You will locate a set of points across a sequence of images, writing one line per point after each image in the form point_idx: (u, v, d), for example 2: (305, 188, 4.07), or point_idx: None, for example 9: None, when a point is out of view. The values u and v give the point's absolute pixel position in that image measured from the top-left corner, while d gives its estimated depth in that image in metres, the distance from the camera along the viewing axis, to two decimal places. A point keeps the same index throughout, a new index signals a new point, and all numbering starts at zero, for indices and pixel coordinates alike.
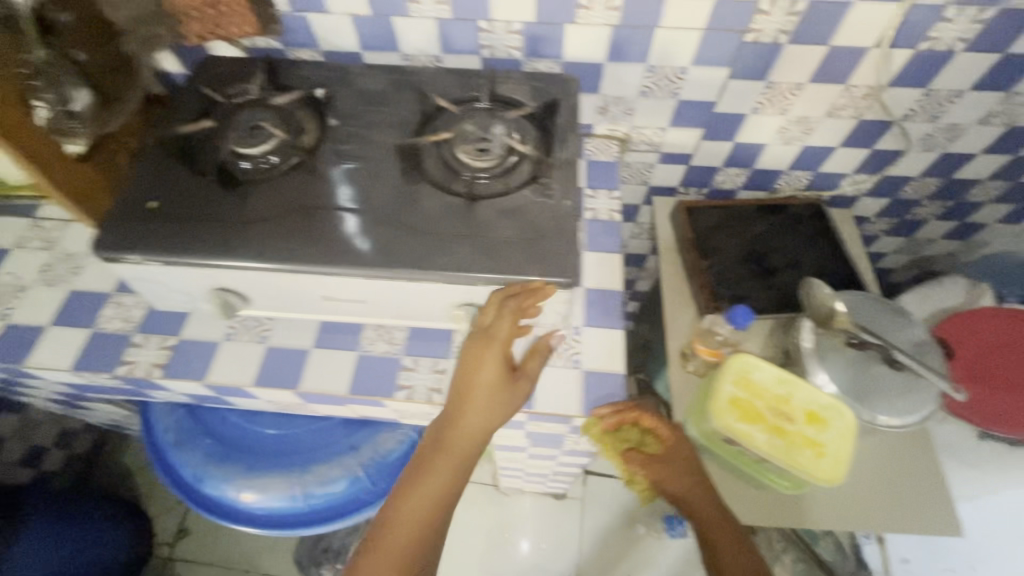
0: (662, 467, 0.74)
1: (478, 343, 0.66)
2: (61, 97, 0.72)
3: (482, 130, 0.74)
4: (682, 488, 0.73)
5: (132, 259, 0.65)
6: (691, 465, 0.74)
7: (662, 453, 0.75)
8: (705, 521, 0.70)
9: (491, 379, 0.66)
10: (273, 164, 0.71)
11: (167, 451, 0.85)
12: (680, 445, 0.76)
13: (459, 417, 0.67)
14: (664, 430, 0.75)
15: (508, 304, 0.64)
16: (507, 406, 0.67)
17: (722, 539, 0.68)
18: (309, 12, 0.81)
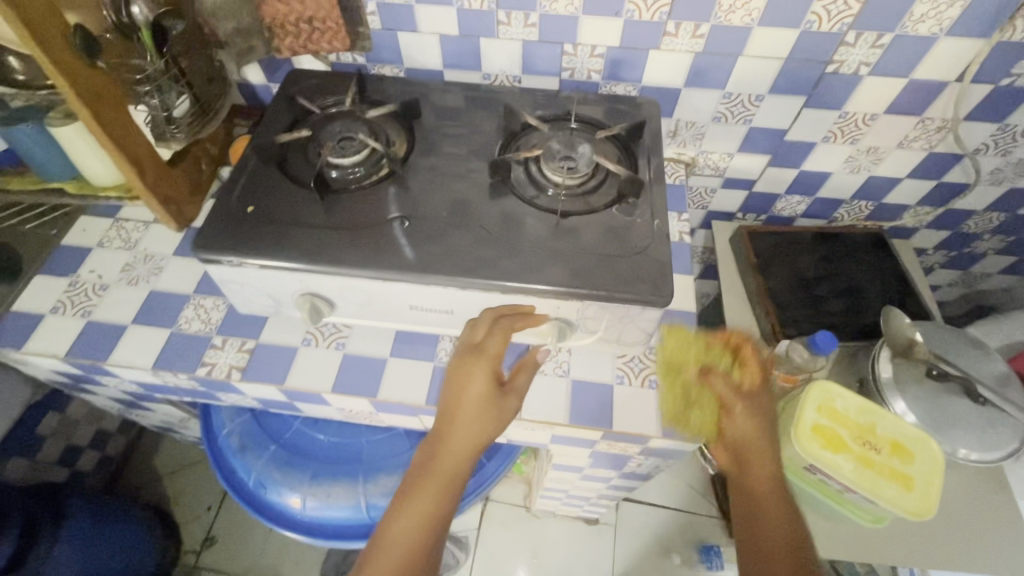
0: (739, 406, 0.65)
1: (467, 359, 0.63)
2: (163, 103, 0.74)
3: (568, 148, 0.75)
4: (751, 442, 0.63)
5: (228, 261, 0.66)
6: (771, 421, 0.65)
7: (748, 394, 0.66)
8: (760, 491, 0.60)
9: (477, 399, 0.62)
10: (366, 175, 0.73)
11: (230, 455, 0.85)
12: (767, 399, 0.66)
13: (447, 435, 0.62)
14: (756, 373, 0.67)
15: (503, 322, 0.64)
16: (495, 422, 0.62)
17: (770, 518, 0.59)
18: (398, 31, 0.83)
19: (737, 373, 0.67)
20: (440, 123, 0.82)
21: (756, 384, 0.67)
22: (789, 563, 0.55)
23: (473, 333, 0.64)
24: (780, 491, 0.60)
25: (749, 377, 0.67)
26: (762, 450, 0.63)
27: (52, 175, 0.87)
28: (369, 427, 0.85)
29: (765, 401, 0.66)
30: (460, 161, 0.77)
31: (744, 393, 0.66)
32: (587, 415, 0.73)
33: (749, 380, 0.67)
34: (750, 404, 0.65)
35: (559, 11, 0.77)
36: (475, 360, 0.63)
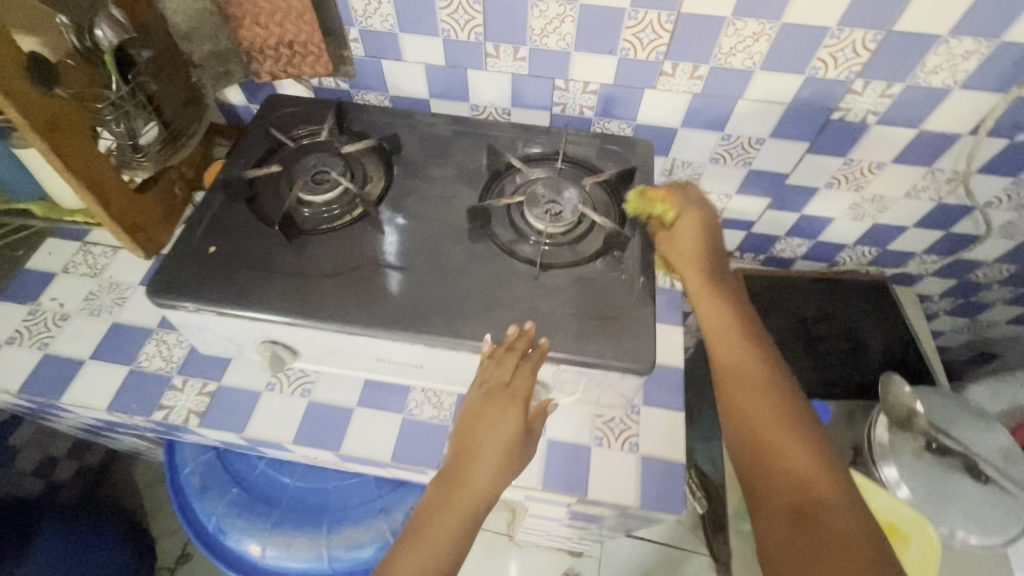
0: (687, 249, 0.65)
1: (497, 397, 0.58)
2: (129, 130, 0.71)
3: (553, 193, 0.70)
4: (703, 278, 0.63)
5: (185, 307, 0.62)
6: (718, 254, 0.66)
7: (695, 229, 0.66)
8: (725, 332, 0.59)
9: (505, 438, 0.57)
10: (338, 215, 0.69)
11: (192, 497, 0.81)
12: (711, 222, 0.67)
13: (468, 469, 0.56)
14: (700, 207, 0.67)
15: (524, 365, 0.59)
16: (520, 464, 0.58)
17: (743, 356, 0.57)
18: (382, 58, 0.79)
19: (683, 214, 0.66)
20: (422, 158, 0.78)
21: (702, 210, 0.67)
22: (767, 390, 0.55)
23: (499, 369, 0.58)
24: (746, 326, 0.60)
25: (691, 221, 0.66)
26: (718, 285, 0.62)
27: (18, 195, 0.83)
28: (336, 472, 0.82)
29: (711, 234, 0.66)
30: (439, 202, 0.73)
31: (688, 231, 0.66)
32: (562, 478, 0.69)
33: (695, 215, 0.66)
34: (700, 244, 0.65)
35: (550, 46, 0.73)
36: (506, 399, 0.58)
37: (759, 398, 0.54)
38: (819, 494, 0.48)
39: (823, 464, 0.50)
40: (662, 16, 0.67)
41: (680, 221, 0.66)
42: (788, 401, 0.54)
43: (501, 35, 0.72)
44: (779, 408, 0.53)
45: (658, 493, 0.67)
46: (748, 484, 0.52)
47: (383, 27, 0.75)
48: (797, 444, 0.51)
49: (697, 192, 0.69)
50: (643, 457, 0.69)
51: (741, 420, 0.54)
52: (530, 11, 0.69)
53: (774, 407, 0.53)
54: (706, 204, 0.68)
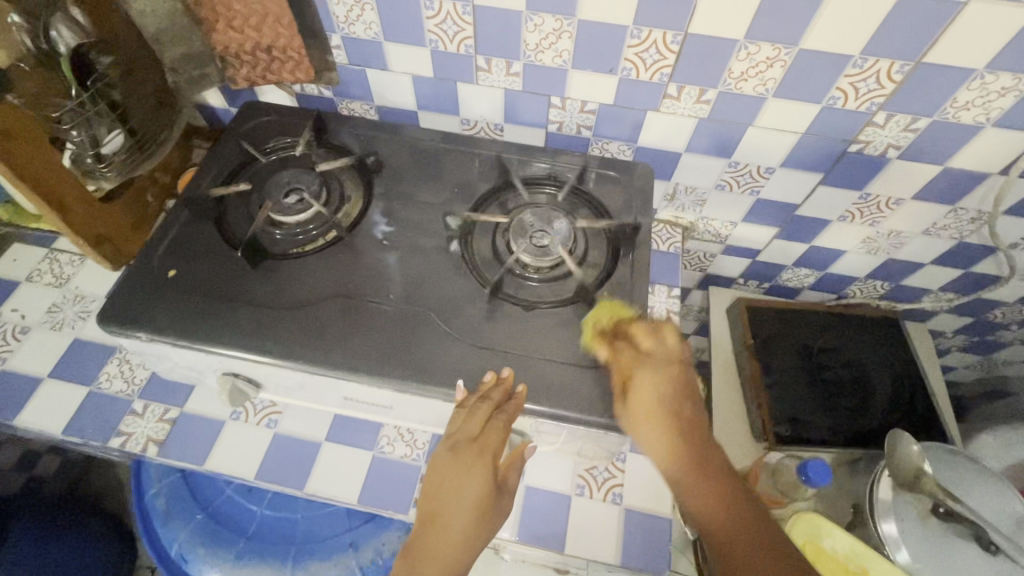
0: (658, 422, 0.54)
1: (465, 455, 0.55)
2: (92, 139, 0.66)
3: (542, 224, 0.66)
4: (682, 462, 0.54)
5: (139, 336, 0.58)
6: (690, 410, 0.56)
7: (659, 393, 0.55)
8: (721, 526, 0.53)
9: (474, 499, 0.54)
10: (311, 239, 0.65)
11: (155, 521, 0.78)
12: (670, 371, 0.57)
13: (439, 534, 0.53)
14: (657, 358, 0.57)
15: (500, 418, 0.54)
16: (492, 525, 0.54)
17: (747, 558, 0.51)
18: (367, 67, 0.74)
19: (639, 375, 0.56)
20: (405, 176, 0.72)
21: (662, 362, 0.57)
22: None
23: (469, 421, 0.55)
24: (733, 503, 0.54)
25: (649, 386, 0.55)
26: (697, 462, 0.54)
27: None
28: (306, 501, 0.78)
29: (675, 388, 0.56)
30: (420, 227, 0.68)
31: (648, 397, 0.55)
32: (538, 529, 0.64)
33: (655, 374, 0.56)
34: (666, 410, 0.55)
35: (545, 62, 0.67)
36: (474, 456, 0.55)
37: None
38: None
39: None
40: (667, 36, 0.61)
41: (638, 387, 0.55)
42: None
43: (493, 48, 0.67)
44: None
45: (640, 551, 0.62)
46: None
47: (367, 35, 0.69)
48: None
49: (645, 331, 0.59)
50: (626, 510, 0.65)
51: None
52: (523, 25, 0.63)
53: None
54: (663, 348, 0.58)
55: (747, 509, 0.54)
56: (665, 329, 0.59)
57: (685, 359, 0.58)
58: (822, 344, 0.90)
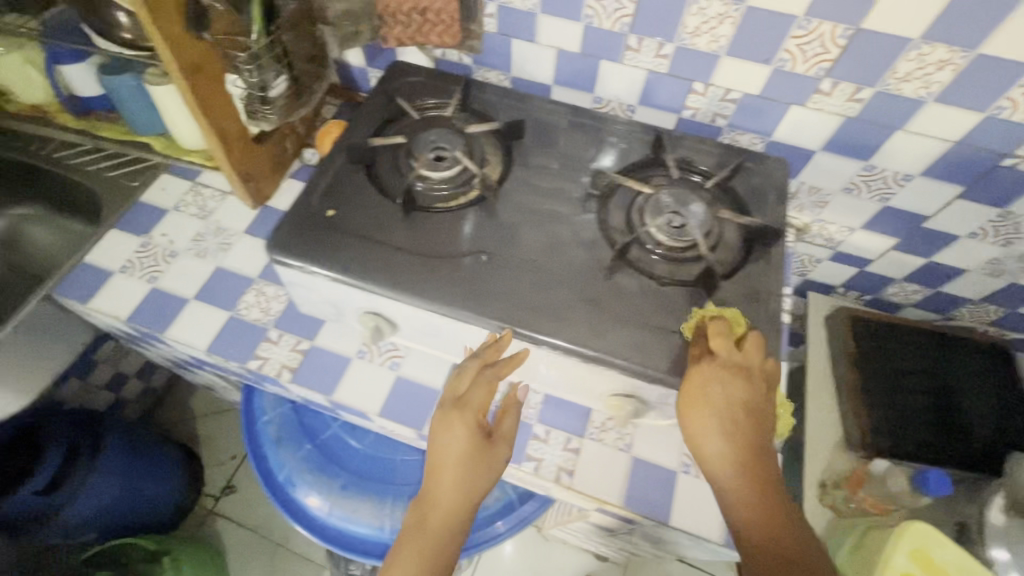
0: (714, 426, 0.55)
1: (452, 412, 0.59)
2: (261, 82, 0.70)
3: (678, 205, 0.67)
4: (732, 471, 0.54)
5: (300, 266, 0.63)
6: (755, 424, 0.55)
7: (718, 394, 0.55)
8: (763, 538, 0.51)
9: (462, 453, 0.58)
10: (453, 195, 0.68)
11: (266, 445, 0.84)
12: (744, 387, 0.55)
13: (435, 491, 0.57)
14: (727, 362, 0.56)
15: (486, 373, 0.60)
16: (483, 477, 0.57)
17: None
18: (513, 38, 0.76)
19: (702, 373, 0.55)
20: (540, 145, 0.75)
21: (733, 368, 0.56)
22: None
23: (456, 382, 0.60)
24: (775, 520, 0.52)
25: (708, 387, 0.55)
26: (750, 478, 0.53)
27: (139, 129, 0.87)
28: (407, 447, 0.84)
29: (744, 399, 0.55)
30: (554, 195, 0.70)
31: (704, 408, 0.55)
32: (646, 500, 0.66)
33: (720, 375, 0.55)
34: (726, 413, 0.55)
35: (698, 47, 0.68)
36: (459, 414, 0.59)
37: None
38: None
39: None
40: (836, 29, 0.61)
41: (698, 384, 0.55)
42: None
43: (648, 28, 0.68)
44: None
45: None
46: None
47: (524, 6, 0.72)
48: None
49: (726, 336, 0.57)
50: None
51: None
52: (688, 7, 0.64)
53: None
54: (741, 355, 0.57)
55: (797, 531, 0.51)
56: (747, 338, 0.58)
57: (761, 374, 0.57)
58: (928, 366, 0.86)
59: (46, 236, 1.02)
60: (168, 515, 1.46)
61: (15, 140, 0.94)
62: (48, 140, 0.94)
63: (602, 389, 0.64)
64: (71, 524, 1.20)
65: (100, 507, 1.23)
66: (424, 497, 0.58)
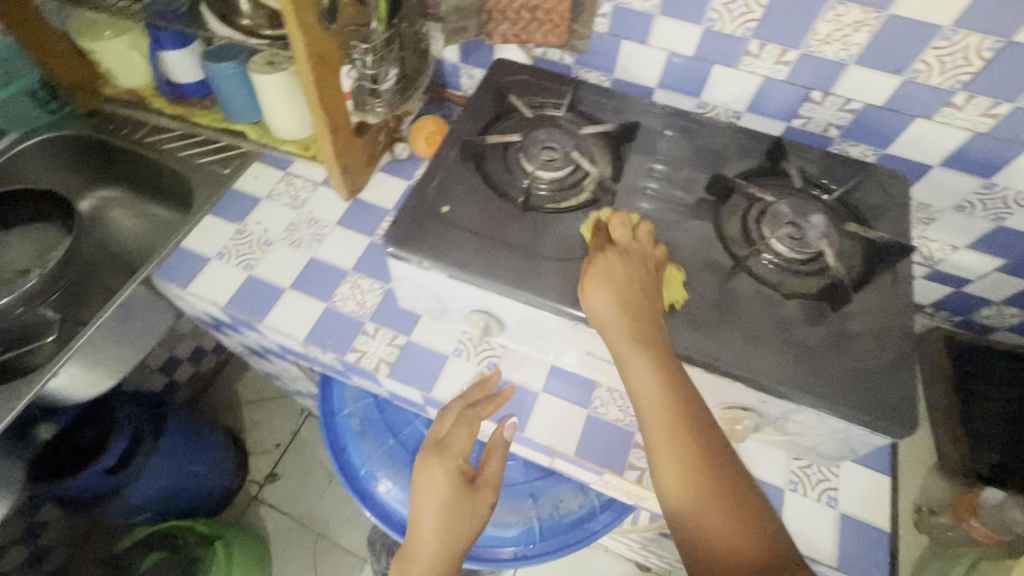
0: (610, 300, 0.54)
1: (433, 459, 0.63)
2: (374, 75, 0.70)
3: (798, 215, 0.65)
4: (627, 333, 0.53)
5: (417, 262, 0.62)
6: (652, 299, 0.56)
7: (620, 273, 0.56)
8: (666, 414, 0.50)
9: (442, 501, 0.61)
10: (565, 196, 0.68)
11: (348, 438, 0.85)
12: (640, 270, 0.57)
13: (416, 539, 0.61)
14: (626, 247, 0.59)
15: (468, 414, 0.64)
16: (464, 525, 0.61)
17: (695, 475, 0.48)
18: (623, 39, 0.75)
19: (604, 254, 0.58)
20: (649, 149, 0.73)
21: (631, 252, 0.58)
22: (702, 459, 0.49)
23: (439, 426, 0.65)
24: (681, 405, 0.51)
25: (611, 264, 0.57)
26: (646, 343, 0.53)
27: (235, 117, 0.88)
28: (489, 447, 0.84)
29: (640, 274, 0.57)
30: (665, 200, 0.68)
31: (601, 276, 0.56)
32: None
33: (622, 256, 0.58)
34: (627, 287, 0.55)
35: (825, 55, 0.66)
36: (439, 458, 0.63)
37: (690, 472, 0.48)
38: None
39: (757, 540, 0.45)
40: (984, 42, 0.59)
41: (601, 262, 0.57)
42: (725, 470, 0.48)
43: (774, 34, 0.67)
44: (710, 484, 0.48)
45: (856, 554, 0.63)
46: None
47: (642, 7, 0.71)
48: (732, 519, 0.46)
49: (626, 230, 0.60)
50: (841, 515, 0.65)
51: (680, 497, 0.48)
52: (823, 13, 0.63)
53: (705, 488, 0.47)
54: (637, 243, 0.60)
55: (686, 391, 0.51)
56: (642, 228, 0.61)
57: (656, 258, 0.60)
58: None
59: (129, 220, 1.03)
60: (216, 498, 1.47)
61: (108, 122, 0.95)
62: (140, 124, 0.95)
63: (717, 402, 0.62)
64: (132, 503, 1.22)
65: (161, 487, 1.25)
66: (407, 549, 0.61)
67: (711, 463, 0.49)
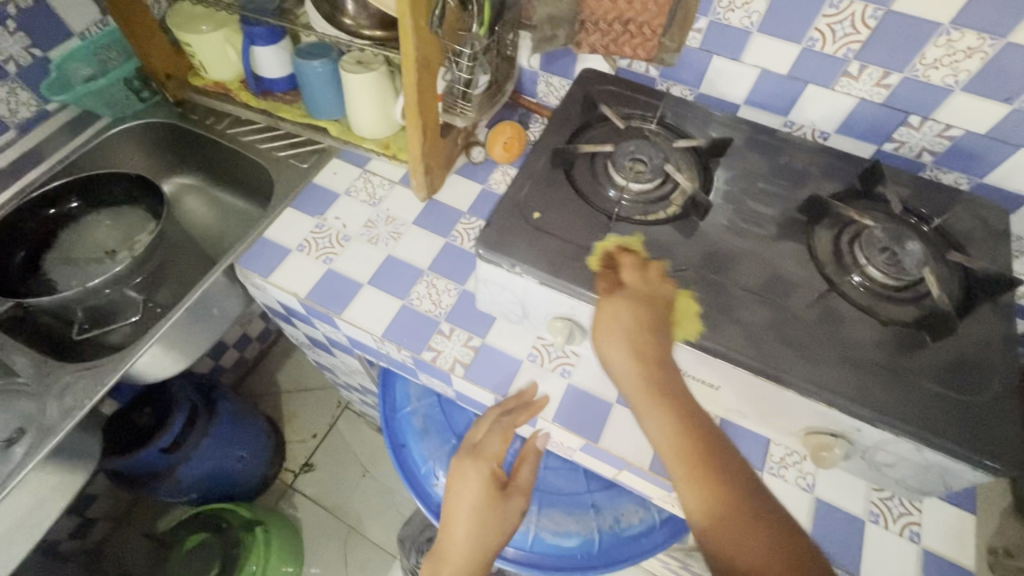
0: (619, 345, 0.55)
1: (468, 460, 0.67)
2: (469, 79, 0.72)
3: (893, 241, 0.63)
4: (645, 380, 0.54)
5: (508, 265, 0.63)
6: (660, 339, 0.56)
7: (629, 318, 0.56)
8: (683, 457, 0.50)
9: (475, 502, 0.64)
10: (652, 208, 0.68)
11: (412, 436, 0.86)
12: (648, 310, 0.57)
13: (447, 541, 0.62)
14: (632, 288, 0.59)
15: (502, 420, 0.66)
16: (498, 525, 0.63)
17: (725, 521, 0.47)
18: (715, 54, 0.75)
19: (607, 298, 0.58)
20: (737, 166, 0.73)
21: (637, 293, 0.58)
22: (733, 513, 0.47)
23: (474, 431, 0.68)
24: (700, 448, 0.50)
25: (614, 310, 0.57)
26: (666, 389, 0.53)
27: (318, 114, 0.90)
28: (549, 454, 0.85)
29: (651, 316, 0.57)
30: (754, 217, 0.68)
31: (609, 321, 0.57)
32: (831, 546, 0.64)
33: (628, 299, 0.57)
34: (635, 331, 0.56)
35: (930, 79, 0.65)
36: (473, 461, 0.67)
37: (727, 520, 0.46)
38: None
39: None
40: None
41: (605, 307, 0.58)
42: (769, 521, 0.46)
43: (878, 57, 0.66)
44: (754, 533, 0.45)
45: None
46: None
47: (740, 24, 0.71)
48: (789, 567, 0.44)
49: (636, 271, 0.60)
50: (924, 551, 0.63)
51: (724, 553, 0.46)
52: (934, 38, 0.62)
53: (747, 537, 0.46)
54: (645, 283, 0.60)
55: (711, 440, 0.51)
56: (652, 266, 0.61)
57: (666, 295, 0.60)
58: None
59: (205, 210, 1.07)
60: (256, 485, 1.49)
61: (193, 113, 0.99)
62: (224, 116, 0.98)
63: (805, 425, 0.61)
64: (182, 484, 1.24)
65: (208, 470, 1.28)
66: (438, 550, 0.62)
67: (743, 508, 0.47)
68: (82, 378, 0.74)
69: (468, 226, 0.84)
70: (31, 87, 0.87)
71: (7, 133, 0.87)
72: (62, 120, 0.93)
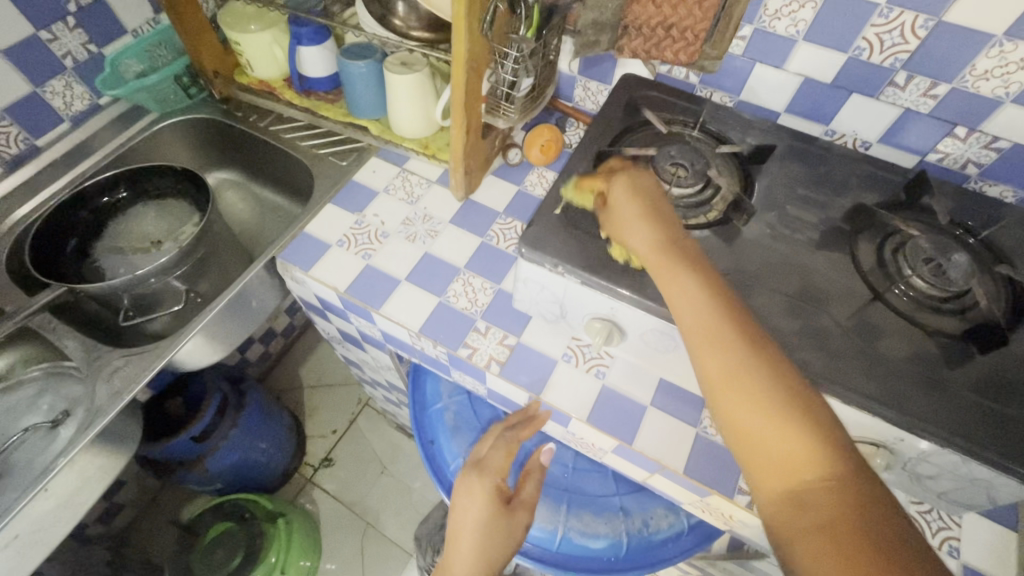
0: (635, 219, 0.56)
1: (474, 477, 0.70)
2: (513, 80, 0.73)
3: (938, 251, 0.62)
4: (661, 247, 0.53)
5: (550, 265, 0.63)
6: (665, 208, 0.57)
7: (638, 197, 0.58)
8: (704, 315, 0.48)
9: (482, 516, 0.66)
10: (694, 211, 0.68)
11: (442, 434, 0.88)
12: (653, 188, 0.59)
13: (452, 555, 0.64)
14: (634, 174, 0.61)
15: (506, 436, 0.72)
16: (503, 539, 0.65)
17: (746, 386, 0.45)
18: (758, 62, 0.76)
19: (615, 187, 0.60)
20: (779, 173, 0.73)
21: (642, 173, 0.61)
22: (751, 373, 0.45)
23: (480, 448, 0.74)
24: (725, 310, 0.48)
25: (625, 192, 0.59)
26: (683, 259, 0.52)
27: (358, 113, 0.92)
28: (578, 455, 0.86)
29: (656, 195, 0.58)
30: (796, 222, 0.68)
31: (626, 201, 0.58)
32: None
33: (635, 175, 0.60)
34: (646, 207, 0.57)
35: (980, 90, 0.65)
36: (478, 476, 0.70)
37: (749, 385, 0.45)
38: (842, 535, 0.37)
39: (839, 467, 0.41)
40: None
41: (614, 195, 0.60)
42: (788, 380, 0.45)
43: (925, 68, 0.66)
44: (772, 406, 0.44)
45: None
46: (772, 517, 0.42)
47: (786, 32, 0.71)
48: (808, 436, 0.42)
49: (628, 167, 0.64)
50: (964, 567, 0.62)
51: (735, 414, 0.45)
52: (985, 49, 0.62)
53: (761, 403, 0.44)
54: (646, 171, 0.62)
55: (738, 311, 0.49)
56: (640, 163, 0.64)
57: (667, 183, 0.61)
58: None
59: (242, 206, 1.11)
60: (276, 479, 1.51)
61: (238, 110, 1.01)
62: (266, 113, 1.01)
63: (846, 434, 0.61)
64: (209, 475, 1.26)
65: (235, 460, 1.30)
66: (444, 565, 0.65)
67: (769, 370, 0.45)
68: (127, 362, 0.76)
69: (504, 227, 0.85)
70: (86, 83, 0.91)
71: (61, 125, 0.91)
72: (113, 113, 0.97)
